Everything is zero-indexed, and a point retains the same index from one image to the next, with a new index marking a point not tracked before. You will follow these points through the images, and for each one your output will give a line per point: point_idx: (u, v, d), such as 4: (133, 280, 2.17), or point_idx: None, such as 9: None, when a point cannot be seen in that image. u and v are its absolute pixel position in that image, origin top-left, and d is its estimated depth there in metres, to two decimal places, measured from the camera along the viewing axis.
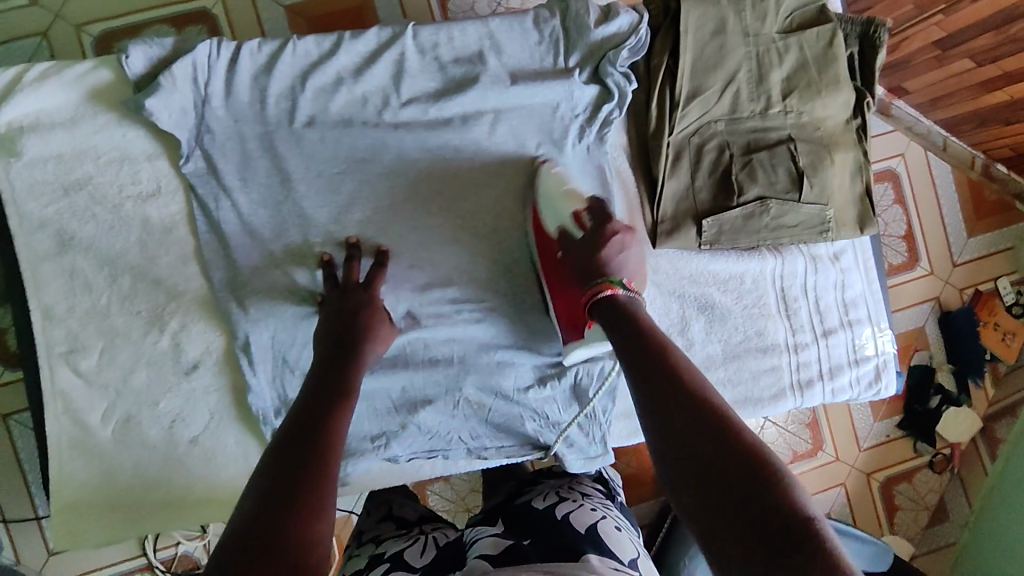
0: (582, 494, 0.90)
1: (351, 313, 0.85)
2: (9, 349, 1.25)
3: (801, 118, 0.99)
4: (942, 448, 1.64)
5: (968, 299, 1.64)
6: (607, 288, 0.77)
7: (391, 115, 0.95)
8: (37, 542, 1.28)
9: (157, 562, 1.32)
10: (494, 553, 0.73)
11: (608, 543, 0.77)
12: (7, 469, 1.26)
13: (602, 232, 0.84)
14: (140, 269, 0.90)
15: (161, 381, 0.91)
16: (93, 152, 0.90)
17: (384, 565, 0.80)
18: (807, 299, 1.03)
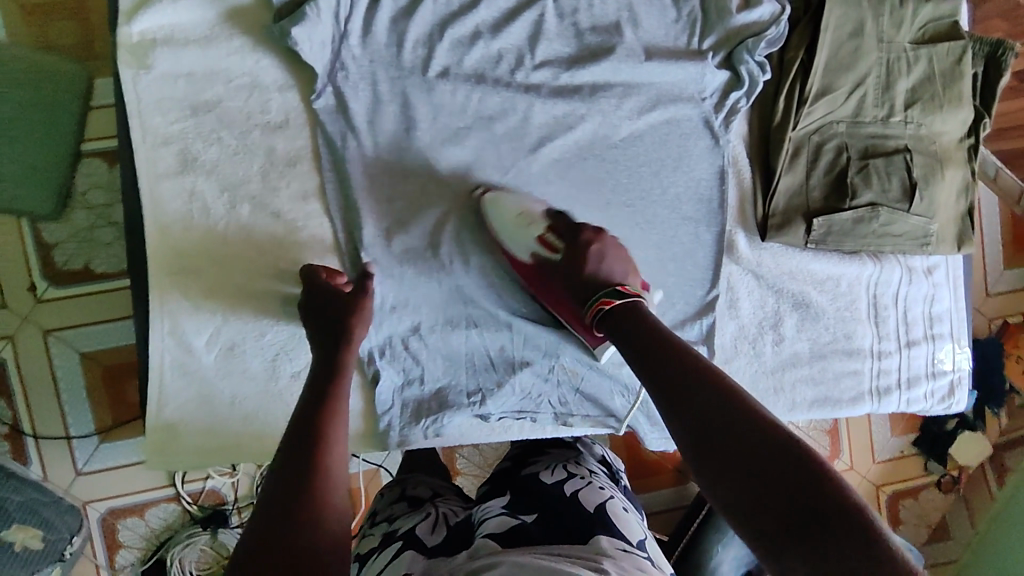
0: (589, 470, 0.89)
1: (321, 302, 0.83)
2: (55, 265, 1.17)
3: (920, 130, 1.00)
4: (951, 470, 1.65)
5: (995, 329, 1.64)
6: (603, 302, 0.81)
7: (523, 75, 0.95)
8: (66, 460, 1.21)
9: (184, 493, 1.25)
10: (500, 534, 0.72)
11: (616, 524, 0.75)
12: (40, 385, 1.19)
13: (579, 241, 0.88)
14: (261, 200, 0.90)
15: (269, 313, 0.91)
16: (224, 75, 0.89)
17: (396, 543, 0.80)
18: (896, 308, 1.05)
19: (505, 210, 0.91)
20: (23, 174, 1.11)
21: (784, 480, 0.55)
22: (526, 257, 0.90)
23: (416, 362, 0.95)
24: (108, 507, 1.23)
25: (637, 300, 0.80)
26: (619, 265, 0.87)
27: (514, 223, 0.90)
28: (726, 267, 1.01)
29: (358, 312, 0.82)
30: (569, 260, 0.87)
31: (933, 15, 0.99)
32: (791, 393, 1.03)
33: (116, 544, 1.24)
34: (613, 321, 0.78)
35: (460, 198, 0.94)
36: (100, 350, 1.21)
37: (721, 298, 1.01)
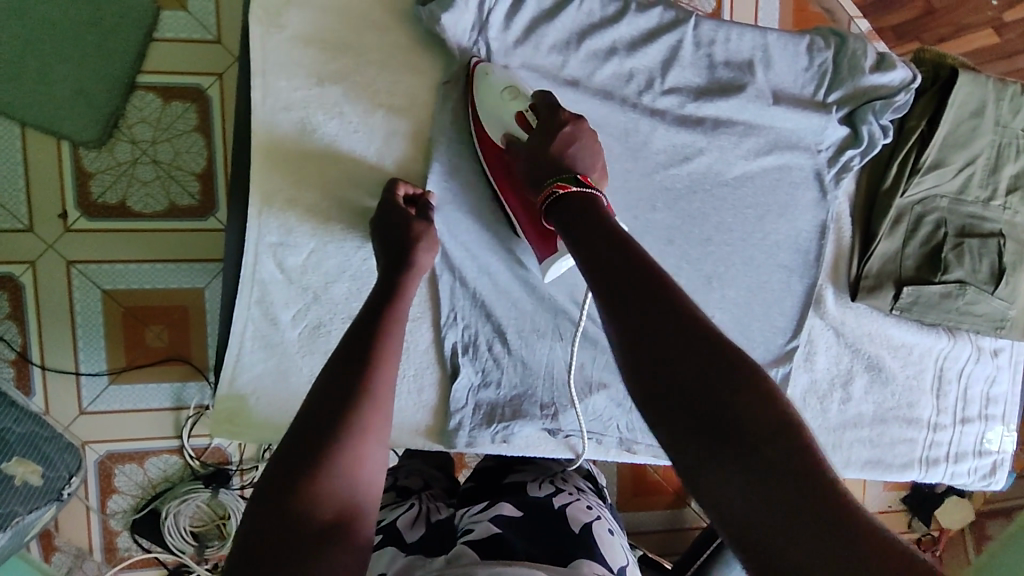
0: (576, 487, 0.84)
1: (387, 225, 0.81)
2: (91, 196, 1.09)
3: (1015, 217, 1.02)
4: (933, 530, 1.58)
5: None
6: (559, 186, 0.71)
7: (650, 99, 0.94)
8: (71, 398, 1.15)
9: (188, 448, 1.19)
10: (479, 544, 0.67)
11: (600, 549, 0.69)
12: (56, 317, 1.12)
13: (555, 122, 0.78)
14: (372, 180, 0.88)
15: (359, 296, 0.89)
16: (357, 49, 0.86)
17: (376, 535, 0.73)
18: (959, 384, 1.08)
19: (490, 86, 0.83)
20: (73, 94, 1.04)
21: (722, 403, 0.48)
22: (500, 138, 0.83)
23: (495, 365, 0.93)
24: (107, 450, 1.17)
25: (593, 193, 0.69)
26: (592, 151, 0.77)
27: (501, 99, 0.82)
28: (810, 319, 1.02)
29: (425, 238, 0.80)
30: (540, 138, 0.77)
31: None
32: (848, 451, 1.04)
33: (110, 489, 1.19)
34: (566, 211, 0.68)
35: None
36: (122, 291, 1.13)
37: (800, 350, 1.02)
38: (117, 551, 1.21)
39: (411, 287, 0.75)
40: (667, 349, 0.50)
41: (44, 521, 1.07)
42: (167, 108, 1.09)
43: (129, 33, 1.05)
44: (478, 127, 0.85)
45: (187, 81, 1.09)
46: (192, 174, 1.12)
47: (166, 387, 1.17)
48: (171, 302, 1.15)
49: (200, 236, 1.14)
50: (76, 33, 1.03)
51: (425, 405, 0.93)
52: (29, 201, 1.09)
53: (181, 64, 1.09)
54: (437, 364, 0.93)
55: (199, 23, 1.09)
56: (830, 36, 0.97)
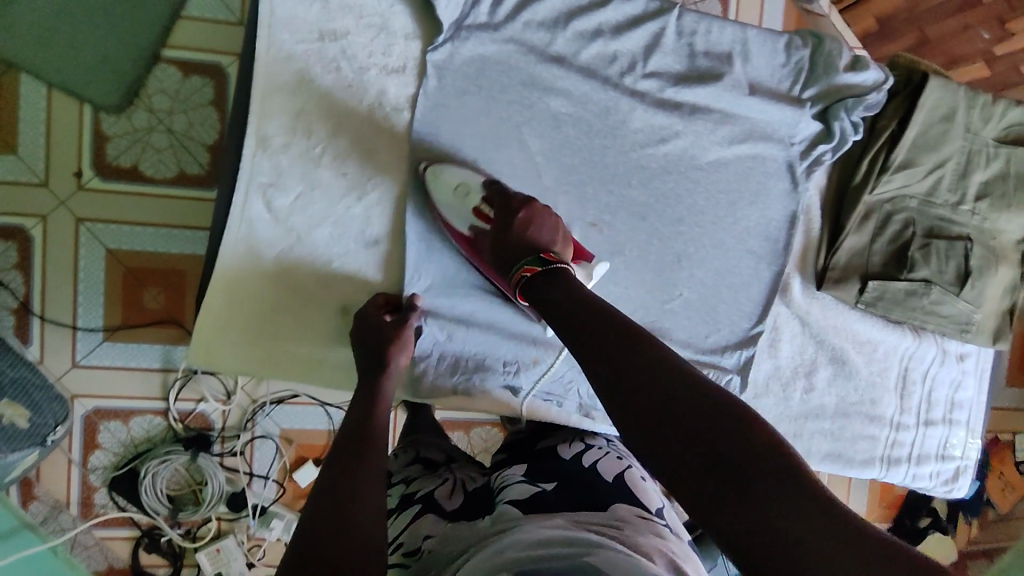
0: (606, 442, 0.86)
1: (364, 337, 0.86)
2: (105, 156, 1.12)
3: (983, 224, 1.05)
4: None
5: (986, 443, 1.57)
6: (526, 271, 0.79)
7: (631, 80, 0.98)
8: (66, 350, 1.16)
9: (173, 412, 1.20)
10: (521, 501, 0.69)
11: (634, 493, 0.71)
12: (59, 268, 1.13)
13: (511, 207, 0.85)
14: (361, 134, 0.92)
15: (341, 242, 0.93)
16: (358, 11, 0.91)
17: (416, 505, 0.75)
18: (923, 387, 1.09)
19: (445, 183, 0.89)
20: (99, 59, 1.07)
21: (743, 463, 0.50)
22: (467, 230, 0.90)
23: (461, 322, 0.95)
24: (95, 406, 1.18)
25: (559, 265, 0.77)
26: (552, 223, 0.84)
27: (456, 196, 0.89)
28: (776, 307, 1.04)
29: (398, 341, 0.84)
30: (501, 225, 0.84)
31: (1021, 117, 1.03)
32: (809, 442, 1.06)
33: (93, 445, 1.19)
34: (540, 289, 0.75)
35: (543, 178, 0.97)
36: (126, 251, 1.15)
37: (764, 335, 1.04)
38: (95, 506, 1.19)
39: (389, 390, 0.80)
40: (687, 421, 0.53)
41: (27, 466, 1.09)
42: (187, 82, 1.13)
43: (158, 8, 1.09)
44: (449, 227, 0.92)
45: (208, 58, 1.14)
46: (204, 147, 1.15)
47: (158, 348, 1.19)
48: (170, 265, 1.17)
49: (210, 205, 1.17)
50: (107, 1, 1.07)
51: None
52: (47, 157, 1.11)
53: (202, 38, 1.13)
54: None
55: (224, 4, 1.13)
56: (807, 37, 1.02)
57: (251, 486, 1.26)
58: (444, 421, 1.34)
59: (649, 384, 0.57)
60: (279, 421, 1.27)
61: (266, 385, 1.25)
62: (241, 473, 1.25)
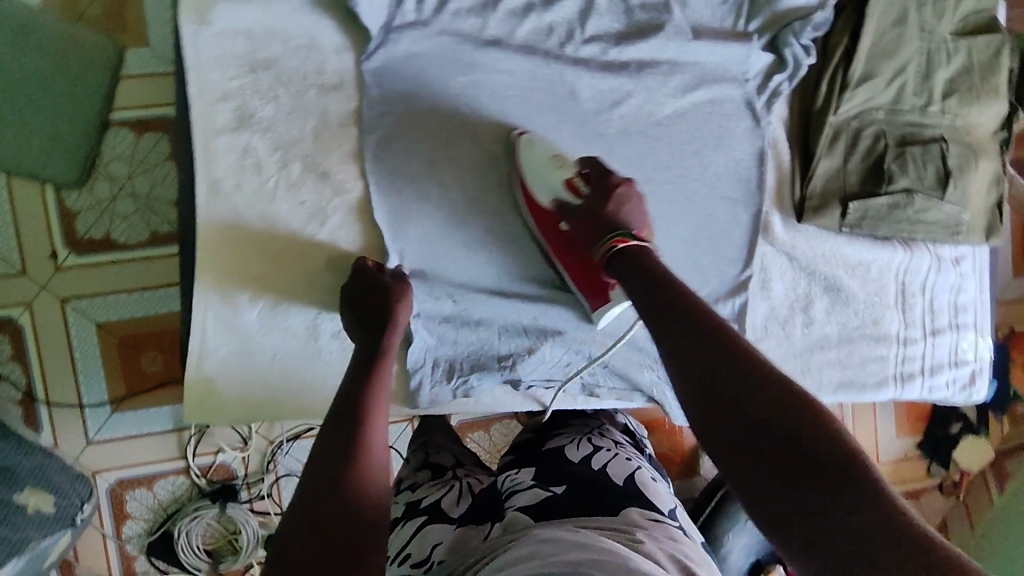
0: (614, 441, 0.86)
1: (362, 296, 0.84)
2: (77, 233, 1.11)
3: (955, 121, 1.03)
4: (949, 477, 1.63)
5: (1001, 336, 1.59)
6: (617, 242, 0.78)
7: (572, 49, 0.96)
8: (78, 430, 1.14)
9: (195, 467, 1.19)
10: (531, 506, 0.68)
11: (645, 495, 0.72)
12: (56, 351, 1.12)
13: (600, 192, 0.84)
14: (312, 158, 0.90)
15: (313, 272, 0.91)
16: (283, 34, 0.89)
17: (421, 515, 0.75)
18: (924, 297, 1.08)
19: (536, 155, 0.90)
20: (49, 139, 1.06)
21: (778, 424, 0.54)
22: (548, 203, 0.88)
23: (449, 326, 0.94)
24: (117, 478, 1.17)
25: (646, 246, 0.77)
26: (638, 206, 0.83)
27: (546, 165, 0.89)
28: (760, 248, 1.02)
29: (398, 296, 0.82)
30: (593, 202, 0.83)
31: (972, 8, 1.02)
32: (819, 375, 1.04)
33: (123, 515, 1.18)
34: (623, 263, 0.76)
35: (504, 165, 0.95)
36: (115, 322, 1.14)
37: (755, 279, 1.03)
38: None
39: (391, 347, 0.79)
40: (730, 389, 0.58)
41: (61, 550, 1.06)
42: (140, 141, 1.10)
43: (96, 75, 1.07)
44: (529, 194, 0.91)
45: (156, 113, 1.11)
46: (170, 203, 1.13)
47: (167, 410, 1.17)
48: (157, 327, 1.15)
49: None
50: (45, 79, 1.05)
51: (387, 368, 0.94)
52: (20, 246, 1.09)
53: (146, 97, 1.10)
54: None
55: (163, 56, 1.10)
56: None
57: None
58: (461, 424, 1.33)
59: (712, 366, 0.61)
60: (300, 457, 1.25)
61: (280, 425, 1.23)
62: (273, 514, 1.24)
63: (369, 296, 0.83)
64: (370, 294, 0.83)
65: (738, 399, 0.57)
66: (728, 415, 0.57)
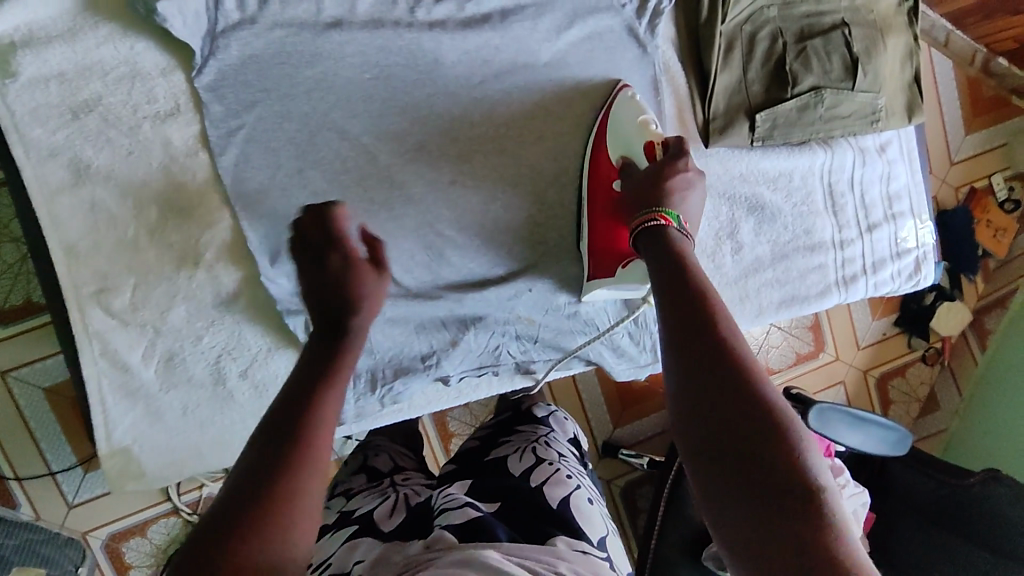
0: (558, 455, 0.84)
1: (313, 262, 0.67)
2: None
3: (855, 0, 0.95)
4: (934, 343, 1.96)
5: (963, 197, 1.93)
6: (659, 218, 0.72)
7: (424, 12, 0.86)
8: (57, 496, 1.14)
9: (183, 505, 1.19)
10: (460, 525, 0.64)
11: (578, 523, 0.70)
12: (9, 426, 1.11)
13: (669, 166, 0.77)
14: (167, 197, 0.83)
15: (202, 315, 0.85)
16: (99, 69, 0.79)
17: (351, 526, 0.71)
18: (854, 193, 1.02)
19: (625, 119, 0.87)
20: None
21: (757, 443, 0.49)
22: (618, 160, 0.85)
23: (361, 339, 0.89)
24: (109, 532, 1.17)
25: (684, 236, 0.70)
26: (696, 203, 0.78)
27: (636, 123, 0.86)
28: None
29: (358, 279, 0.67)
30: (654, 172, 0.77)
31: None
32: (758, 299, 1.00)
33: (125, 567, 1.18)
34: (652, 240, 0.70)
35: (379, 156, 0.87)
36: (63, 384, 1.13)
37: None
38: None
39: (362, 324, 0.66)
40: (723, 383, 0.52)
41: None
42: None
43: None
44: (603, 155, 0.88)
45: None
46: None
47: None
48: None
49: None
50: None
51: None
52: None
53: None
54: None
55: None
56: None
57: None
58: None
59: (709, 354, 0.54)
60: None
61: None
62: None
63: (327, 280, 0.66)
64: (322, 282, 0.66)
65: (722, 401, 0.51)
66: (710, 412, 0.51)
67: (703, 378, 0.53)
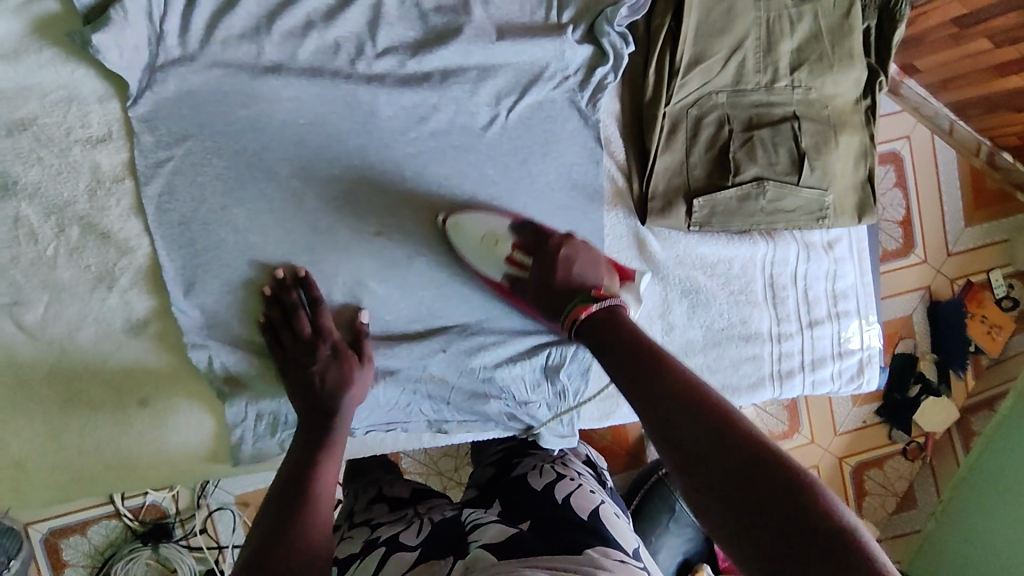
0: (575, 471, 0.92)
1: (285, 355, 0.83)
2: None
3: (809, 94, 0.94)
4: (917, 437, 1.85)
5: (957, 289, 1.84)
6: (580, 309, 0.80)
7: (365, 65, 0.87)
8: None
9: (124, 510, 1.23)
10: (495, 544, 0.69)
11: (610, 533, 0.75)
12: None
13: (547, 255, 0.86)
14: (90, 219, 0.83)
15: (109, 339, 0.85)
16: (38, 90, 0.80)
17: (380, 549, 0.79)
18: (796, 288, 1.00)
19: (469, 234, 0.88)
20: None
21: (763, 488, 0.55)
22: (501, 278, 0.89)
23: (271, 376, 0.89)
24: (50, 527, 1.21)
25: (610, 305, 0.79)
26: (591, 258, 0.86)
27: (486, 250, 0.88)
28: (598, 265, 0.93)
29: (344, 360, 0.83)
30: (541, 268, 0.85)
31: None
32: None
33: (61, 564, 1.22)
34: (590, 329, 0.78)
35: (304, 200, 0.87)
36: None
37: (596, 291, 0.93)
38: None
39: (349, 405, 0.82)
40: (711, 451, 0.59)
41: None
42: None
43: None
44: (484, 277, 0.91)
45: None
46: None
47: None
48: None
49: None
50: None
51: (203, 421, 0.90)
52: None
53: None
54: (206, 390, 0.89)
55: None
56: None
57: (224, 559, 1.28)
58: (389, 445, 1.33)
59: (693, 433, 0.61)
60: (230, 489, 1.28)
61: None
62: (208, 550, 1.27)
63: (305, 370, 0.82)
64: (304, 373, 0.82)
65: (716, 470, 0.58)
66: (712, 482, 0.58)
67: (694, 461, 0.60)
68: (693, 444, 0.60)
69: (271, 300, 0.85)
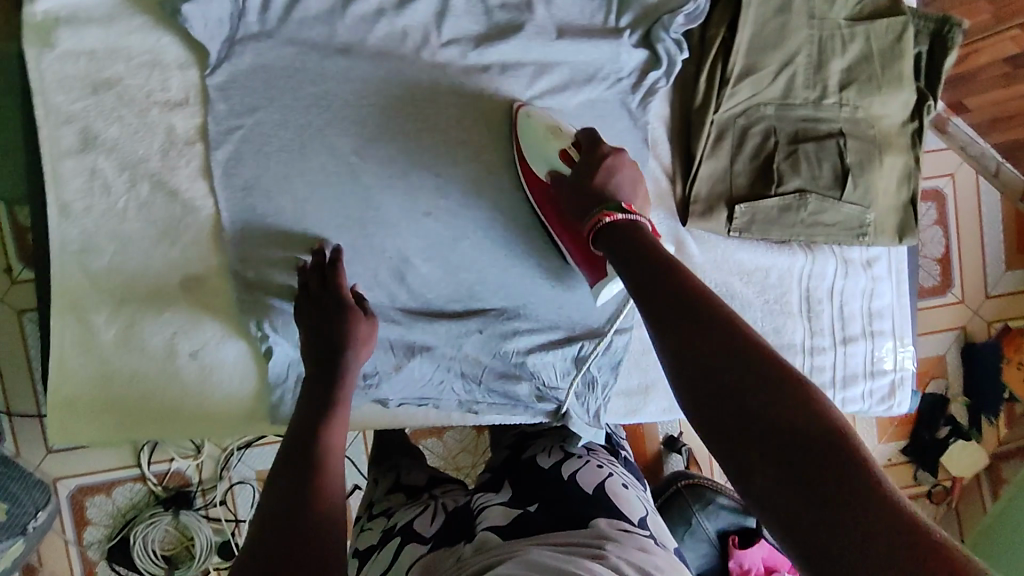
0: (585, 449, 0.92)
1: (308, 304, 0.85)
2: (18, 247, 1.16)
3: (856, 113, 0.95)
4: (944, 480, 1.79)
5: (996, 332, 1.80)
6: (605, 215, 0.79)
7: (428, 54, 0.92)
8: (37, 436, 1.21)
9: (150, 474, 1.25)
10: (501, 526, 0.74)
11: (613, 502, 0.77)
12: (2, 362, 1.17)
13: (594, 160, 0.85)
14: (160, 177, 0.88)
15: (165, 291, 0.90)
16: (125, 54, 0.87)
17: (395, 538, 0.81)
18: (832, 303, 1.01)
19: (535, 128, 0.90)
20: None
21: (783, 430, 0.52)
22: (545, 175, 0.89)
23: None
24: (77, 484, 1.23)
25: (633, 218, 0.78)
26: (630, 177, 0.85)
27: (546, 138, 0.89)
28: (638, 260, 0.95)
29: (352, 314, 0.84)
30: (581, 170, 0.84)
31: None
32: None
33: (85, 521, 1.24)
34: (610, 234, 0.77)
35: (360, 176, 0.91)
36: None
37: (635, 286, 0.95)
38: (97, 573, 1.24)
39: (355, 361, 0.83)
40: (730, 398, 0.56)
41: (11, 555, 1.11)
42: None
43: None
44: (524, 166, 0.92)
45: None
46: None
47: None
48: None
49: None
50: None
51: (246, 376, 0.95)
52: None
53: None
54: (251, 347, 0.94)
55: None
56: None
57: (240, 532, 1.29)
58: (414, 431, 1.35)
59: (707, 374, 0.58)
60: (252, 463, 1.29)
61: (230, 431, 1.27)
62: (226, 522, 1.28)
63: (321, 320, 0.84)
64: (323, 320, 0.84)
65: (733, 415, 0.55)
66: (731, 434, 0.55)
67: (711, 406, 0.57)
68: (712, 390, 0.57)
69: (310, 271, 0.87)
